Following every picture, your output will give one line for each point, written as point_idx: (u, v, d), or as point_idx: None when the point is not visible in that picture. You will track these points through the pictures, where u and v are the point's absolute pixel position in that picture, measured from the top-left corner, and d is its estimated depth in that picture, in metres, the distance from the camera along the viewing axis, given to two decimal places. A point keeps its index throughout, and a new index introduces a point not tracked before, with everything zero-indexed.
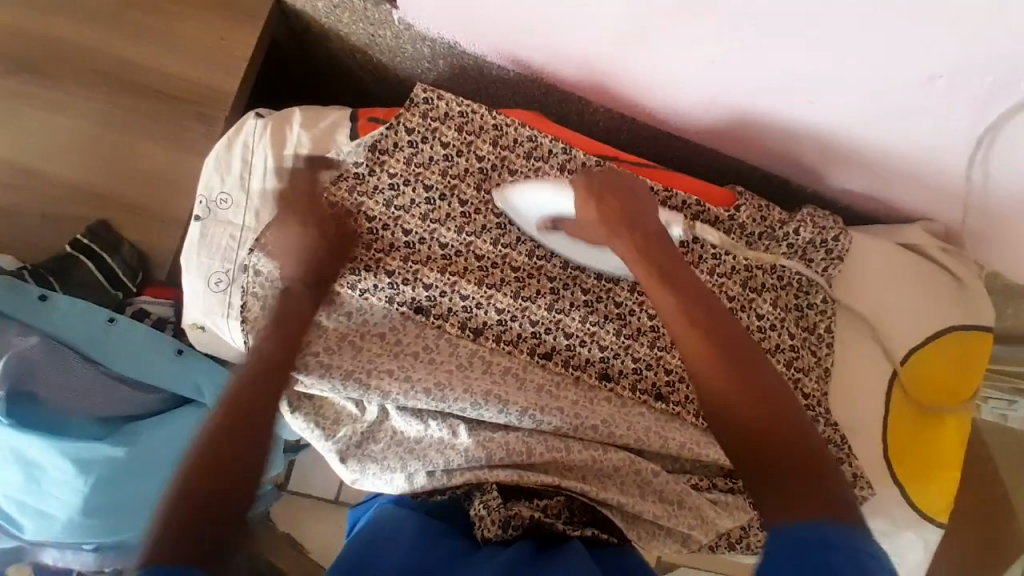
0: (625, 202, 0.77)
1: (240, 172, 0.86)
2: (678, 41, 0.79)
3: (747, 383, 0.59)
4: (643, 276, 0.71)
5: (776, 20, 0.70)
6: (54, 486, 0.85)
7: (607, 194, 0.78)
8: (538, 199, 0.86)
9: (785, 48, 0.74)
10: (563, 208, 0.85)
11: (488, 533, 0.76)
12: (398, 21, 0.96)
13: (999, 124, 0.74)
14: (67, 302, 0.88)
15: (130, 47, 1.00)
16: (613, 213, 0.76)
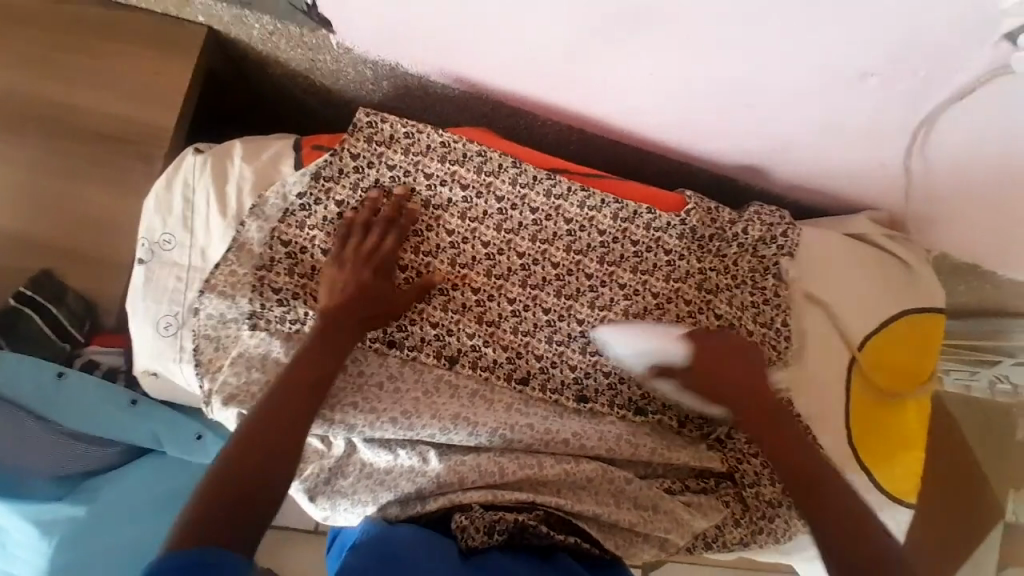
0: (738, 370, 0.84)
1: (182, 213, 0.83)
2: (620, 53, 0.80)
3: (825, 503, 0.74)
4: (754, 428, 0.82)
5: (713, 28, 0.72)
6: (18, 547, 0.84)
7: (729, 363, 0.84)
8: (636, 345, 0.88)
9: (724, 55, 0.75)
10: (670, 357, 0.86)
11: (473, 541, 0.77)
12: (337, 45, 0.94)
13: (933, 117, 0.77)
14: (12, 360, 0.84)
15: (59, 88, 0.96)
16: (711, 371, 0.84)
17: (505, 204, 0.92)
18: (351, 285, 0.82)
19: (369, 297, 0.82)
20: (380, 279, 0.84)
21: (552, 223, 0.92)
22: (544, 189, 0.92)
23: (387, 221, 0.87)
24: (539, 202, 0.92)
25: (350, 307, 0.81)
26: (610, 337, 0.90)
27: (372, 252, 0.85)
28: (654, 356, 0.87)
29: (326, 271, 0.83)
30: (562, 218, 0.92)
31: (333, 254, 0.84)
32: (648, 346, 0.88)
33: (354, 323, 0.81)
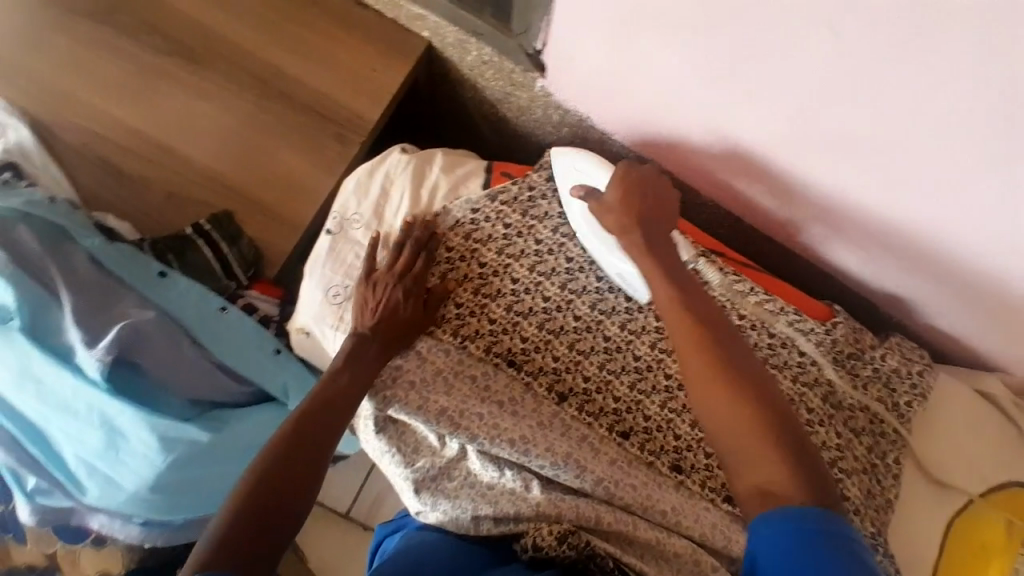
0: (653, 215, 0.85)
1: (376, 199, 0.92)
2: (806, 172, 0.85)
3: (730, 361, 0.71)
4: (672, 273, 0.81)
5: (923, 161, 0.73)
6: (131, 457, 0.88)
7: (649, 210, 0.86)
8: (580, 165, 0.94)
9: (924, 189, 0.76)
10: (602, 183, 0.92)
11: (540, 543, 0.78)
12: (539, 88, 1.03)
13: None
14: (186, 284, 0.93)
15: (287, 59, 1.07)
16: (637, 211, 0.85)
17: None
18: (385, 305, 0.85)
19: (399, 317, 0.85)
20: (410, 300, 0.86)
21: None
22: (695, 264, 0.97)
23: (418, 244, 0.89)
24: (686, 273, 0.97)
25: (378, 328, 0.84)
26: (568, 159, 0.95)
27: (405, 271, 0.87)
28: (592, 183, 0.93)
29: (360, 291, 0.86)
30: (705, 295, 0.96)
31: (363, 274, 0.87)
32: (598, 171, 0.93)
33: (383, 340, 0.84)
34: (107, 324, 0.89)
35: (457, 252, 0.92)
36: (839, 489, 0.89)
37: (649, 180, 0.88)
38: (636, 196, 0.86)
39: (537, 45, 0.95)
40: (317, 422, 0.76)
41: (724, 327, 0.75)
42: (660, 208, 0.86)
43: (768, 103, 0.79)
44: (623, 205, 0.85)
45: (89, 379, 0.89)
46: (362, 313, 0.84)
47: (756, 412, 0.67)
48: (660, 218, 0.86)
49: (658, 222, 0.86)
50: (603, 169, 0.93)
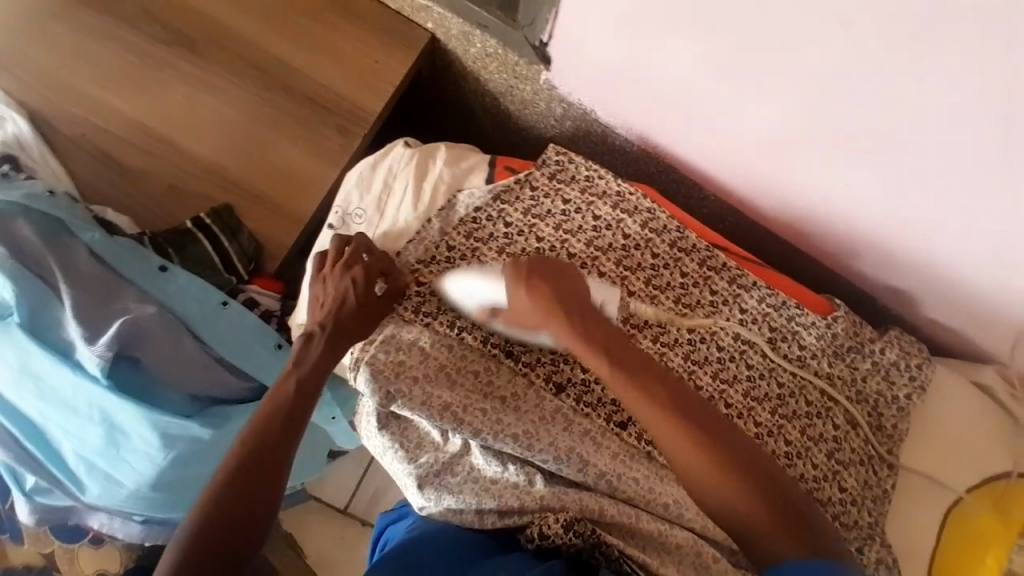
0: (566, 293, 0.78)
1: (379, 193, 0.92)
2: (812, 174, 0.87)
3: (686, 418, 0.71)
4: (619, 350, 0.75)
5: (937, 146, 0.72)
6: (130, 454, 0.88)
7: (550, 287, 0.78)
8: (472, 290, 0.84)
9: (930, 176, 0.76)
10: (497, 297, 0.82)
11: (547, 530, 0.80)
12: (544, 81, 1.02)
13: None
14: (185, 279, 0.92)
15: (288, 50, 1.06)
16: (547, 298, 0.77)
17: (659, 262, 0.96)
18: (334, 299, 0.81)
19: (349, 309, 0.81)
20: (358, 285, 0.81)
21: (697, 291, 0.96)
22: (698, 258, 0.97)
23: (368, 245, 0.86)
24: (691, 269, 0.96)
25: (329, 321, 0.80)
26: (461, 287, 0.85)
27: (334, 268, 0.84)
28: (489, 301, 0.83)
29: (313, 287, 0.84)
30: (708, 288, 0.96)
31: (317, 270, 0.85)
32: (489, 288, 0.83)
33: (335, 335, 0.79)
34: (105, 320, 0.88)
35: (458, 250, 0.90)
36: (835, 480, 0.91)
37: (552, 265, 0.80)
38: (549, 282, 0.78)
39: (543, 37, 0.94)
40: (284, 423, 0.73)
41: (668, 380, 0.74)
42: (570, 291, 0.78)
43: (779, 101, 0.79)
44: (528, 285, 0.78)
45: (86, 375, 0.88)
46: (314, 312, 0.81)
47: (720, 466, 0.68)
48: (570, 281, 0.79)
49: (574, 303, 0.77)
50: (493, 284, 0.83)
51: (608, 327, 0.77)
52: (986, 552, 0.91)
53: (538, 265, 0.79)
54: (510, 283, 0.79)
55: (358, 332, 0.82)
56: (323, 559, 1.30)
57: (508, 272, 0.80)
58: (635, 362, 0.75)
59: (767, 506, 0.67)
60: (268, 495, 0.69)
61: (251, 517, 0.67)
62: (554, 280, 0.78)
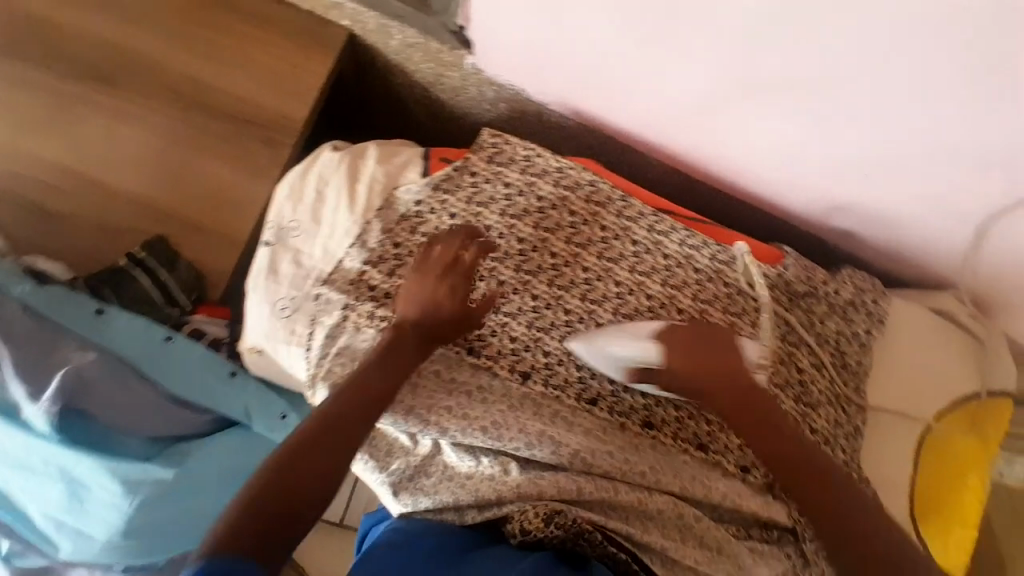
0: (716, 357, 0.82)
1: (312, 203, 0.89)
2: (749, 121, 0.86)
3: (796, 462, 0.78)
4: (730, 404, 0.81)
5: (864, 77, 0.73)
6: (96, 505, 0.85)
7: (689, 349, 0.83)
8: (609, 350, 0.86)
9: (860, 110, 0.77)
10: (643, 357, 0.83)
11: (528, 525, 0.81)
12: (470, 66, 0.98)
13: (1011, 213, 0.82)
14: (123, 319, 0.89)
15: (201, 67, 1.01)
16: (716, 369, 0.81)
17: (608, 234, 0.95)
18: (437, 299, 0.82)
19: (444, 309, 0.83)
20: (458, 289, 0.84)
21: (650, 258, 0.95)
22: (646, 225, 0.96)
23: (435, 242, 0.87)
24: (640, 236, 0.96)
25: (420, 320, 0.81)
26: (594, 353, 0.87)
27: (456, 264, 0.84)
28: (635, 363, 0.84)
29: (404, 284, 0.84)
30: (660, 253, 0.95)
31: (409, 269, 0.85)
32: (630, 348, 0.85)
33: (418, 334, 0.81)
34: (46, 374, 0.85)
35: (406, 246, 0.87)
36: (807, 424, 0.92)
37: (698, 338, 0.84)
38: (709, 365, 0.82)
39: (460, 22, 0.92)
40: (338, 427, 0.72)
41: (787, 429, 0.81)
42: (726, 362, 0.82)
43: (710, 53, 0.79)
44: (681, 353, 0.82)
45: (38, 431, 0.85)
46: (404, 309, 0.81)
47: (841, 507, 0.75)
48: (715, 347, 0.83)
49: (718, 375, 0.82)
50: (635, 345, 0.84)
51: (733, 378, 0.82)
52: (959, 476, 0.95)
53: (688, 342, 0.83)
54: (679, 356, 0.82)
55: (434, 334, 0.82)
56: None
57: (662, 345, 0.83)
58: (771, 411, 0.81)
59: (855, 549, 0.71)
60: (305, 496, 0.67)
61: (292, 519, 0.65)
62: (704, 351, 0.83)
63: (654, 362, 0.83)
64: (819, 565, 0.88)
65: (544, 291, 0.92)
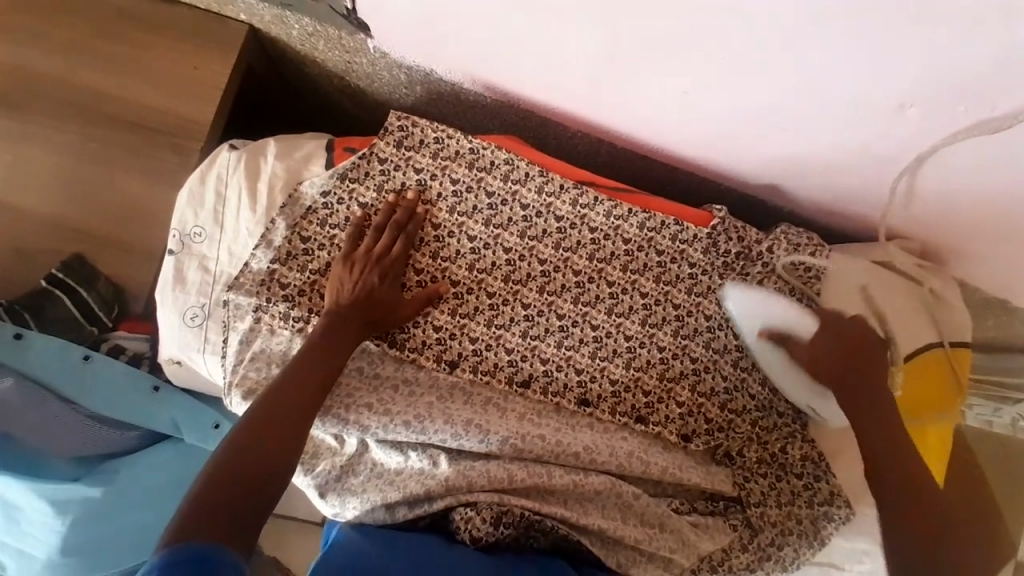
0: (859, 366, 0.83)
1: (214, 207, 0.86)
2: (653, 85, 0.83)
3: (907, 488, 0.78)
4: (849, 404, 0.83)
5: (755, 31, 0.68)
6: (31, 526, 0.85)
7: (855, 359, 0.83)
8: (764, 307, 0.87)
9: (761, 63, 0.73)
10: (788, 323, 0.86)
11: (477, 532, 0.81)
12: (373, 49, 0.96)
13: (926, 156, 0.79)
14: (42, 340, 0.89)
15: (100, 78, 0.99)
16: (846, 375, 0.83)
17: (530, 212, 0.93)
18: (361, 287, 0.83)
19: (377, 299, 0.84)
20: (388, 281, 0.85)
21: (576, 233, 0.93)
22: (569, 199, 0.93)
23: (397, 226, 0.88)
24: (563, 211, 0.93)
25: (355, 306, 0.82)
26: (741, 301, 0.89)
27: (383, 256, 0.86)
28: (781, 325, 0.86)
29: (335, 269, 0.84)
30: (586, 228, 0.93)
31: (344, 254, 0.85)
32: (785, 313, 0.86)
33: (354, 323, 0.82)
34: None
35: (316, 241, 0.86)
36: (744, 389, 0.91)
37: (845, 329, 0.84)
38: (848, 358, 0.83)
39: (348, 3, 0.86)
40: (282, 426, 0.74)
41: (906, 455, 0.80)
42: (868, 366, 0.83)
43: (597, 19, 0.75)
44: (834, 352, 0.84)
45: None
46: (340, 292, 0.83)
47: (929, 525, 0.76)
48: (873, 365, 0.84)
49: (863, 372, 0.83)
50: (792, 313, 0.85)
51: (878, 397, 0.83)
52: (921, 452, 0.93)
53: (847, 340, 0.83)
54: (830, 343, 0.83)
55: (367, 320, 0.83)
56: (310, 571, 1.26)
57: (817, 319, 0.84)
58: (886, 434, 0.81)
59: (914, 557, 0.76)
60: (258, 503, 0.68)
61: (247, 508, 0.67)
62: (865, 353, 0.83)
63: (801, 331, 0.85)
64: (765, 531, 0.86)
65: (464, 275, 0.91)
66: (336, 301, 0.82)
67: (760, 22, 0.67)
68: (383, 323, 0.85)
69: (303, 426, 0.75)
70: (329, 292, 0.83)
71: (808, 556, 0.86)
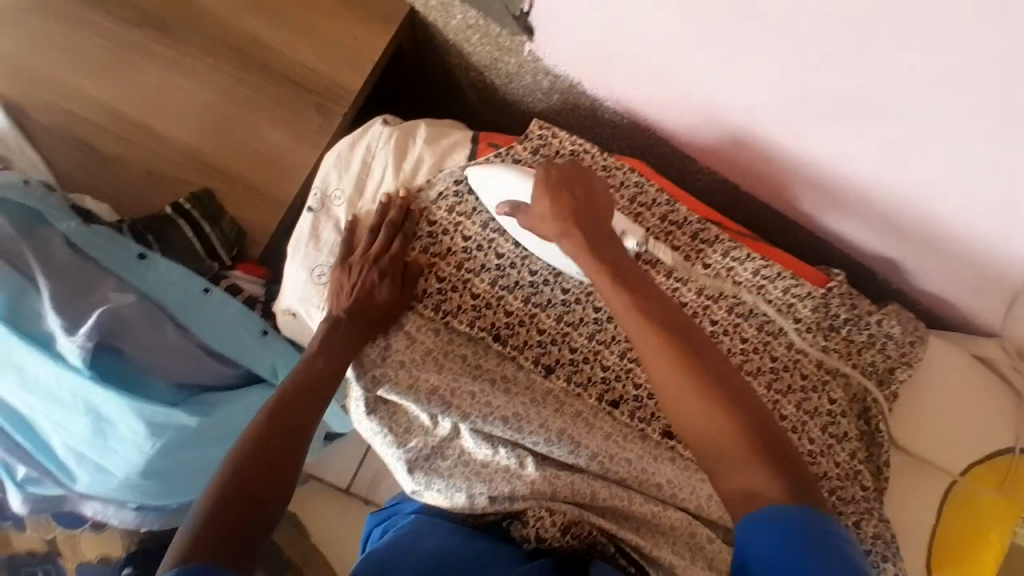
0: (583, 200, 0.79)
1: (357, 172, 0.92)
2: (803, 141, 0.84)
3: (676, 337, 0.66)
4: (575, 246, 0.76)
5: (939, 112, 0.68)
6: (120, 444, 0.87)
7: (571, 195, 0.79)
8: (496, 178, 0.86)
9: (931, 142, 0.73)
10: (525, 190, 0.84)
11: (543, 534, 0.81)
12: (528, 53, 0.99)
13: None
14: (166, 264, 0.91)
15: (261, 27, 1.02)
16: (568, 205, 0.78)
17: (649, 237, 0.95)
18: (362, 288, 0.83)
19: (376, 300, 0.84)
20: (387, 282, 0.84)
21: (690, 265, 0.95)
22: (690, 231, 0.95)
23: (393, 225, 0.87)
24: (682, 242, 0.95)
25: (353, 312, 0.83)
26: (481, 175, 0.87)
27: (381, 256, 0.86)
28: (512, 193, 0.85)
29: (335, 274, 0.85)
30: (701, 262, 0.95)
31: (341, 258, 0.86)
32: (516, 180, 0.85)
33: (359, 322, 0.83)
34: (82, 313, 0.87)
35: (440, 226, 0.90)
36: (829, 455, 0.90)
37: (574, 173, 0.81)
38: (567, 189, 0.79)
39: (524, 7, 0.91)
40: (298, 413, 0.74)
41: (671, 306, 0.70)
42: (590, 202, 0.79)
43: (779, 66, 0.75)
44: (552, 194, 0.79)
45: (68, 364, 0.87)
46: (338, 299, 0.84)
47: (692, 369, 0.64)
48: (601, 210, 0.79)
49: (590, 212, 0.78)
50: (522, 177, 0.84)
51: (604, 234, 0.77)
52: (976, 545, 0.91)
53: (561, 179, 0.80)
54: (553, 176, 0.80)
55: (367, 318, 0.84)
56: (326, 537, 1.26)
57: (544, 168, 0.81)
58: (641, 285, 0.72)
59: (746, 428, 0.61)
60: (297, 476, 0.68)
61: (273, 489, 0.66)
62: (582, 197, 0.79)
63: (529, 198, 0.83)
64: None
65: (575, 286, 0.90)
66: (337, 306, 0.83)
67: (954, 95, 0.65)
68: (385, 321, 0.86)
69: (302, 436, 0.73)
70: (329, 297, 0.85)
71: None
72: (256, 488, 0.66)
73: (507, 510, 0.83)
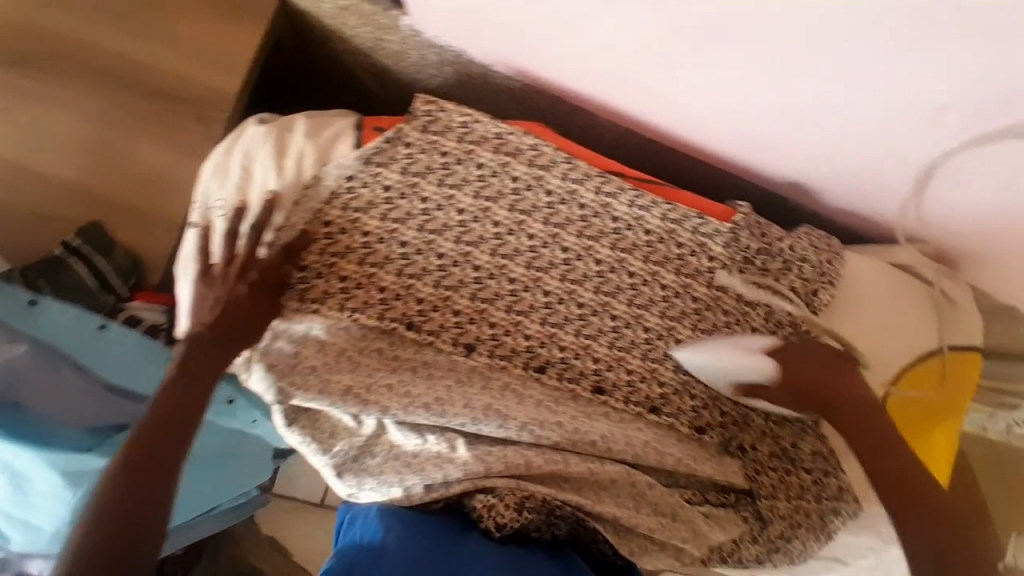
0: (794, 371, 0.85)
1: (238, 177, 0.89)
2: (685, 76, 0.83)
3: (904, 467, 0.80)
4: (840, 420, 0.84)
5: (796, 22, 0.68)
6: (41, 497, 0.85)
7: (805, 371, 0.85)
8: (731, 366, 0.87)
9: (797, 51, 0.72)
10: (754, 375, 0.86)
11: (502, 519, 0.81)
12: (406, 27, 0.96)
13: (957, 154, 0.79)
14: (55, 307, 0.87)
15: (125, 42, 0.97)
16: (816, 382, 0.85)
17: (554, 198, 0.93)
18: (224, 301, 0.81)
19: (240, 310, 0.81)
20: (252, 287, 0.82)
21: (599, 221, 0.93)
22: (593, 187, 0.93)
23: (258, 225, 0.84)
24: (587, 198, 0.93)
25: (216, 327, 0.79)
26: (701, 361, 0.88)
27: (247, 261, 0.83)
28: (745, 379, 0.87)
29: (195, 286, 0.82)
30: (609, 216, 0.93)
31: (203, 266, 0.83)
32: (740, 366, 0.87)
33: (223, 336, 0.80)
34: None
35: (337, 225, 0.87)
36: None
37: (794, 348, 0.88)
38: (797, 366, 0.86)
39: None
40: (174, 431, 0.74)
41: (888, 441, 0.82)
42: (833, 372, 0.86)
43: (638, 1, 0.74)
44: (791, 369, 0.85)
45: None
46: (201, 313, 0.80)
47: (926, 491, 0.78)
48: (825, 374, 0.86)
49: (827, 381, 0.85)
50: (742, 363, 0.86)
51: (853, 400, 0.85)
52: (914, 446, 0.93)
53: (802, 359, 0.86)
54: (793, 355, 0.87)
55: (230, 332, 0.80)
56: (307, 553, 1.26)
57: (774, 362, 0.85)
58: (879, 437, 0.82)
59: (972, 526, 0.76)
60: None
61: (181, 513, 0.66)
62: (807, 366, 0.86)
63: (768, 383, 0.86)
64: (774, 524, 0.88)
65: (485, 261, 0.90)
66: (198, 322, 0.80)
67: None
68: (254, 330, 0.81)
69: None
70: (192, 312, 0.81)
71: (813, 551, 0.88)
72: (161, 522, 0.68)
73: (451, 495, 0.84)
